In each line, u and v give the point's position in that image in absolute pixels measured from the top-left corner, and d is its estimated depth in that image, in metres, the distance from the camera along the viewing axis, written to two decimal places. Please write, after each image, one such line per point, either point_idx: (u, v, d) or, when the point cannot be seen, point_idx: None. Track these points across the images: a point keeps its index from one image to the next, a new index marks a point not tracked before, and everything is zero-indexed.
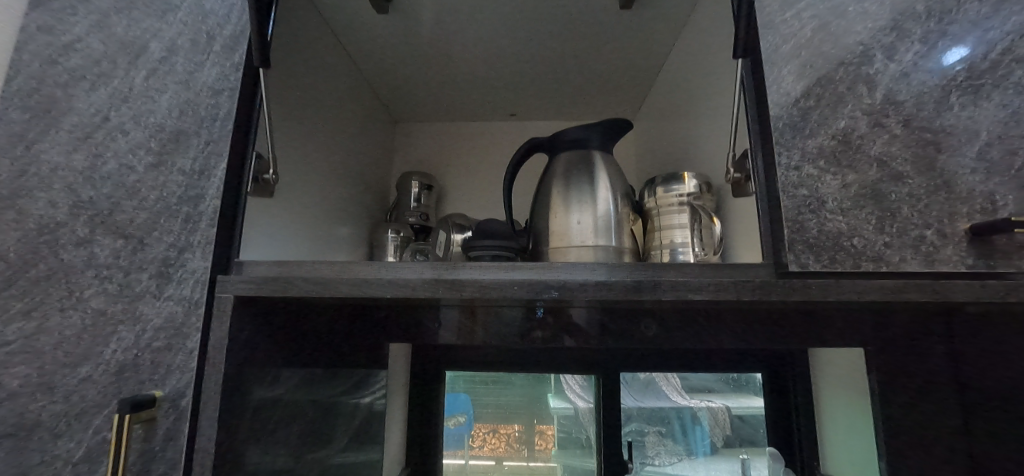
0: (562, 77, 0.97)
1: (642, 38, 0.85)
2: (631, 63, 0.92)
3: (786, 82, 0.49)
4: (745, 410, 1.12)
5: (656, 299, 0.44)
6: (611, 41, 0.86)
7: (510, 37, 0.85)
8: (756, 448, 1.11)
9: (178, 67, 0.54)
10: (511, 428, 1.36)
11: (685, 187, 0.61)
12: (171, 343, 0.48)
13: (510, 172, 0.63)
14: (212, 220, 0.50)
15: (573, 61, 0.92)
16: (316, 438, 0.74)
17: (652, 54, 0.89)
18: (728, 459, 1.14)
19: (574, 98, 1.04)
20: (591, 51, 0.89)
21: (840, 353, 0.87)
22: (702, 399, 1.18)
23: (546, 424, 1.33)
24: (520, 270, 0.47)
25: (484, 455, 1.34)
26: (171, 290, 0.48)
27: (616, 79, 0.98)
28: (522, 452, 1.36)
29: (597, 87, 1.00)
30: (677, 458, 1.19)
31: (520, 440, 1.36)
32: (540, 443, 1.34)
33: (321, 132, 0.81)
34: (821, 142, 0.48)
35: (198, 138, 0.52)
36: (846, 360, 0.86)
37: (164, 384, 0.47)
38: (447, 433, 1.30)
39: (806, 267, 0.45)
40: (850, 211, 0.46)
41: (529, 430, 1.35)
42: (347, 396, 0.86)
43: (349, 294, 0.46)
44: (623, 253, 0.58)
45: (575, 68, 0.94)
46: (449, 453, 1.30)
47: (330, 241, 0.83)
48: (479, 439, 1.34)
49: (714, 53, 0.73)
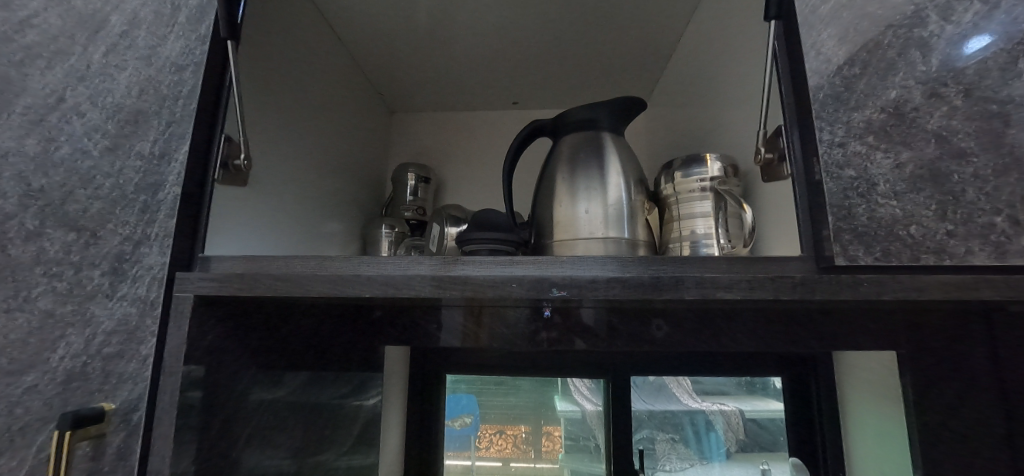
0: (566, 62, 0.90)
1: (655, 14, 0.78)
2: (642, 43, 0.85)
3: (826, 47, 0.42)
4: (760, 413, 1.04)
5: (678, 298, 0.37)
6: (620, 19, 0.80)
7: (509, 17, 0.78)
8: (775, 455, 1.02)
9: (140, 42, 0.48)
10: (517, 428, 1.30)
11: (708, 170, 0.54)
12: (124, 349, 0.42)
13: (511, 158, 0.57)
14: (172, 210, 0.45)
15: (579, 42, 0.85)
16: (306, 445, 0.69)
17: (665, 32, 0.83)
18: (744, 465, 1.08)
19: (579, 83, 0.97)
20: (599, 30, 0.82)
21: (870, 355, 0.74)
22: (714, 402, 1.11)
23: (553, 425, 1.27)
24: (520, 265, 0.40)
25: (491, 456, 1.30)
26: (125, 289, 0.43)
27: (625, 62, 0.91)
28: (528, 453, 1.30)
29: (604, 71, 0.94)
30: (689, 463, 1.13)
31: (527, 441, 1.30)
32: (547, 444, 1.28)
33: (307, 119, 0.75)
34: (868, 115, 0.41)
35: (158, 119, 0.46)
36: (869, 365, 0.75)
37: (115, 396, 0.41)
38: (450, 435, 1.25)
39: (856, 260, 0.38)
40: (905, 195, 0.39)
41: (536, 431, 1.29)
42: (344, 399, 0.82)
43: (322, 293, 0.40)
44: (637, 246, 0.51)
45: (581, 49, 0.87)
46: (453, 455, 1.25)
47: (317, 237, 0.78)
48: (485, 440, 1.29)
49: (736, 25, 0.66)
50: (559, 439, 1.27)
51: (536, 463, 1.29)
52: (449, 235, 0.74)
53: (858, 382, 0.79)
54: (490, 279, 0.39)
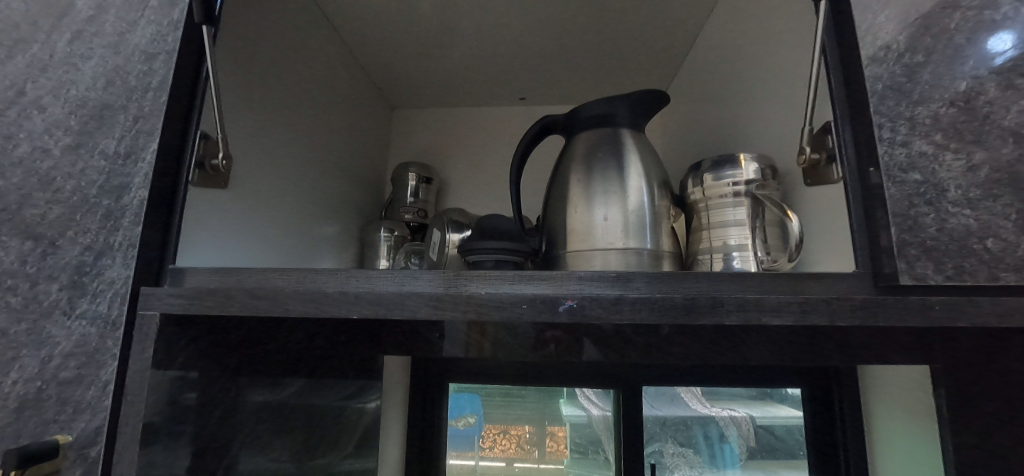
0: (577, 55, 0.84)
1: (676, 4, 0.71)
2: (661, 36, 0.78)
3: (885, 31, 0.36)
4: (772, 420, 0.98)
5: (716, 323, 0.32)
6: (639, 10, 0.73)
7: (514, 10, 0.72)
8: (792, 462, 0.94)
9: (107, 28, 0.43)
10: (521, 429, 1.23)
11: (742, 172, 0.46)
12: (81, 374, 0.37)
13: (519, 157, 0.51)
14: (137, 216, 0.39)
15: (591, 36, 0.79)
16: (305, 454, 0.66)
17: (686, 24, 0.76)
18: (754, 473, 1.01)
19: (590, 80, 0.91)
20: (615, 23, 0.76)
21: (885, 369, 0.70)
22: (724, 407, 1.05)
23: (558, 426, 1.21)
24: (529, 282, 0.36)
25: (496, 457, 1.22)
26: (84, 306, 0.38)
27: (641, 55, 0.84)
28: (533, 453, 1.22)
29: (618, 66, 0.87)
30: (700, 472, 1.06)
31: (529, 442, 1.23)
32: (551, 445, 1.22)
33: (299, 116, 0.70)
34: (935, 109, 0.35)
35: (125, 113, 0.41)
36: (902, 380, 0.67)
37: (71, 427, 0.36)
38: (455, 434, 1.18)
39: (924, 280, 0.33)
40: (980, 203, 0.34)
41: (539, 430, 1.22)
42: (346, 401, 0.79)
43: (303, 313, 0.35)
44: (661, 258, 0.45)
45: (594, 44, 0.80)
46: (457, 455, 1.18)
47: (311, 240, 0.73)
48: (490, 440, 1.22)
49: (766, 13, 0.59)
50: (564, 440, 1.21)
51: (540, 463, 1.22)
52: (450, 241, 0.67)
53: (890, 399, 0.70)
54: (497, 297, 0.34)
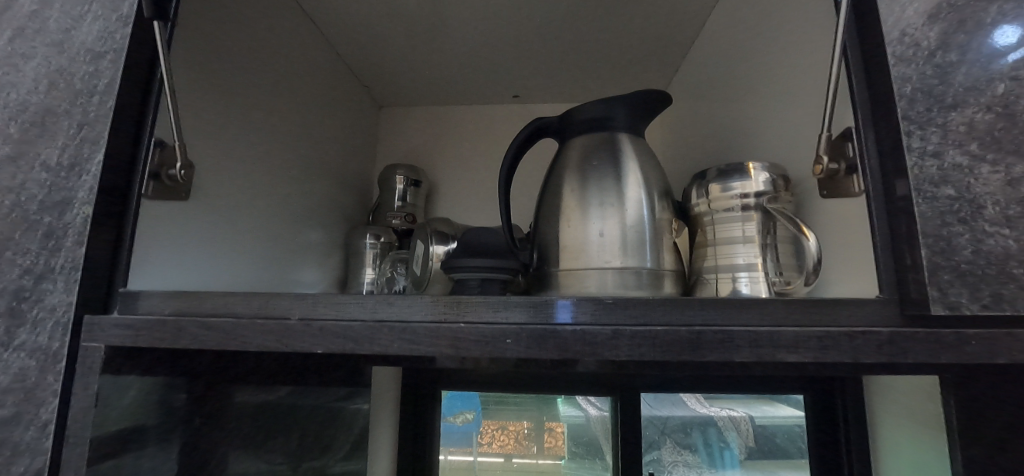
0: (581, 63, 0.75)
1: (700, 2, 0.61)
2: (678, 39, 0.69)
3: (913, 26, 0.32)
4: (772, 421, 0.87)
5: (723, 361, 0.29)
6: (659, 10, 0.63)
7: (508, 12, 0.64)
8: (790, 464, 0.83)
9: (51, 23, 0.39)
10: (520, 424, 1.09)
11: (750, 183, 0.39)
12: (20, 412, 0.33)
13: (508, 164, 0.47)
14: (81, 235, 0.35)
15: (601, 39, 0.69)
16: (292, 461, 0.62)
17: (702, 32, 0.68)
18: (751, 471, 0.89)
19: (601, 79, 0.80)
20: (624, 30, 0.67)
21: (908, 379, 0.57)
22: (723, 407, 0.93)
23: (554, 421, 1.07)
24: (516, 310, 0.32)
25: (493, 453, 1.10)
26: (24, 337, 0.34)
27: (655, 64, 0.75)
28: (530, 449, 1.10)
29: (630, 66, 0.76)
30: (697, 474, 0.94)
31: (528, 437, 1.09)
32: (550, 440, 1.09)
33: (272, 120, 0.61)
34: (970, 115, 0.31)
35: (69, 119, 0.37)
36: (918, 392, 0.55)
37: (9, 472, 0.32)
38: (447, 431, 1.07)
39: (958, 310, 0.29)
40: (1021, 221, 0.30)
41: (538, 428, 1.08)
42: (343, 403, 0.75)
43: (264, 347, 0.32)
44: (663, 278, 0.41)
45: (603, 47, 0.71)
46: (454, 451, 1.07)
47: (294, 254, 0.66)
48: (486, 436, 1.09)
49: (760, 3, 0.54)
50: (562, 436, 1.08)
51: (539, 460, 1.09)
52: (434, 255, 0.54)
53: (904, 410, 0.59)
54: (479, 331, 0.30)
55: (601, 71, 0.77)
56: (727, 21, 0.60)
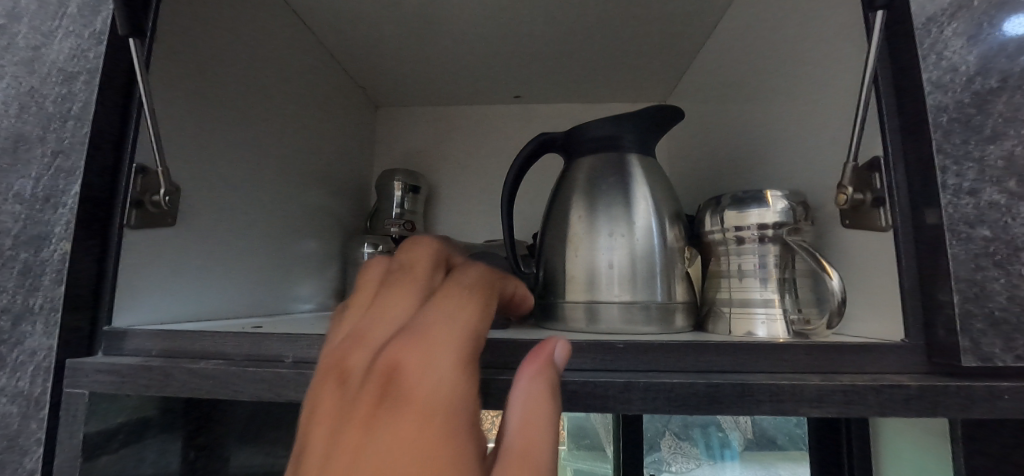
0: (585, 65, 0.72)
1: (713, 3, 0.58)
2: (689, 41, 0.65)
3: (951, 49, 0.30)
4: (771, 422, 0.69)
5: (742, 416, 0.27)
6: (670, 12, 0.59)
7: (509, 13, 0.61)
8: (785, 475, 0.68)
9: (19, 40, 0.36)
10: None
11: (769, 213, 0.36)
12: (4, 460, 0.31)
13: (512, 185, 0.45)
14: (58, 274, 0.33)
15: (607, 41, 0.66)
16: None
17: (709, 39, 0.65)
18: (751, 466, 0.72)
19: (606, 81, 0.77)
20: (632, 33, 0.64)
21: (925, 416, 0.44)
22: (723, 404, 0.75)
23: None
24: (519, 355, 0.31)
25: None
26: (4, 382, 0.32)
27: (663, 66, 0.72)
28: None
29: (637, 70, 0.73)
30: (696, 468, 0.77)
31: None
32: None
33: (262, 128, 0.58)
34: (1009, 148, 0.29)
35: (43, 147, 0.34)
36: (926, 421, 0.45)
37: None
38: None
39: (990, 361, 0.27)
40: None
41: None
42: None
43: (257, 396, 0.30)
44: (675, 311, 0.39)
45: (609, 49, 0.68)
46: None
47: (290, 266, 0.64)
48: None
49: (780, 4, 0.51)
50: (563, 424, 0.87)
51: None
52: None
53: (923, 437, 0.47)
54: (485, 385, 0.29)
55: (607, 71, 0.74)
56: (744, 22, 0.57)
